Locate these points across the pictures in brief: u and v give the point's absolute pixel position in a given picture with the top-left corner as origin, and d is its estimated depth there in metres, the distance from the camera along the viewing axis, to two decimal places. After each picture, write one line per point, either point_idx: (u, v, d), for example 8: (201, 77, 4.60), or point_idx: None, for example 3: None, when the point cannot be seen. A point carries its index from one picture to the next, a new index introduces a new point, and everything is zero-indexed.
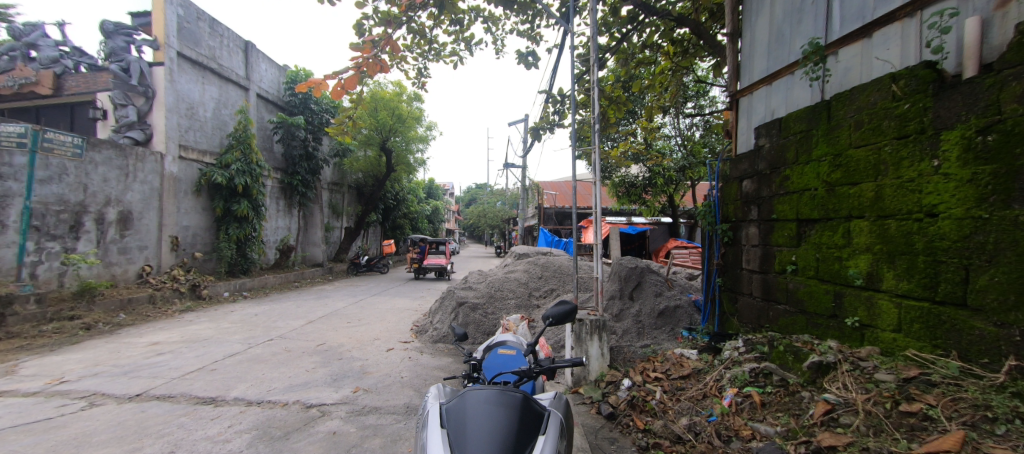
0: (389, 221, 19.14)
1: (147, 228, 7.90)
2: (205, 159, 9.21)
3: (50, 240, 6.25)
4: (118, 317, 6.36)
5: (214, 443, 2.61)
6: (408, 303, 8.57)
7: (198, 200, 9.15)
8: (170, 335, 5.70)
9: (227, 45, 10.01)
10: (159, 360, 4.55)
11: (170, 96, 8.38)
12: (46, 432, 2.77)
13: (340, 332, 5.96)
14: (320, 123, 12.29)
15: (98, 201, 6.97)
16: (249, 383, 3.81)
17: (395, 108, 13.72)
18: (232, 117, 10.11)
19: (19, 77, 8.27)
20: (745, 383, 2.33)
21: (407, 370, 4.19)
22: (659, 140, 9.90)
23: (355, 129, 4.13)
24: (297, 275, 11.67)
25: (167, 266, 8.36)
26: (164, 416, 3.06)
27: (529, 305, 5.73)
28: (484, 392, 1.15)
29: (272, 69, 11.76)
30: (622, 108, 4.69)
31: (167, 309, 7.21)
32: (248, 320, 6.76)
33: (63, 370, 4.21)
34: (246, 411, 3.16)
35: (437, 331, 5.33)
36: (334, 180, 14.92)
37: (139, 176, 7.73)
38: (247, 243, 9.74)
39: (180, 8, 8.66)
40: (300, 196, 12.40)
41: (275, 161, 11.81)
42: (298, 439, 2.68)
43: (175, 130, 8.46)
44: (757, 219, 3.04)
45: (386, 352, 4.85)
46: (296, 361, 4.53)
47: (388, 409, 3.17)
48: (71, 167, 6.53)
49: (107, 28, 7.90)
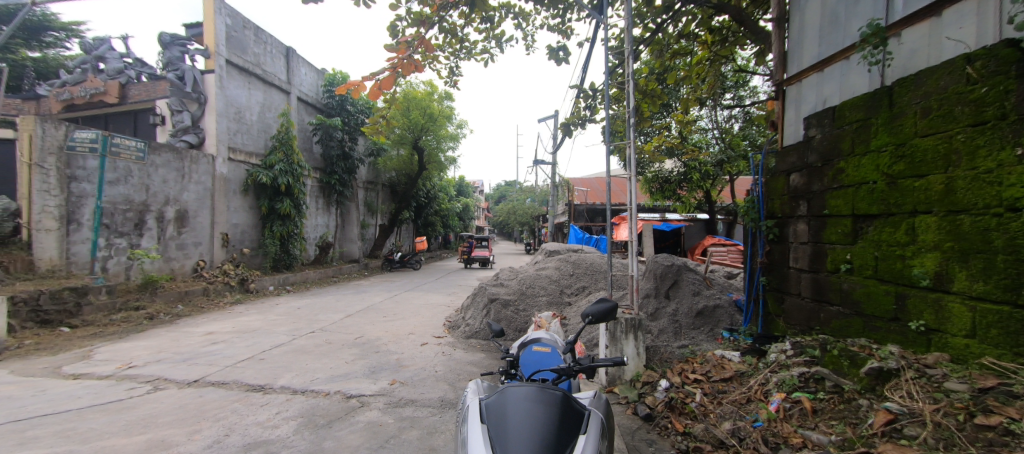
0: (421, 218, 19.57)
1: (201, 226, 8.47)
2: (251, 160, 9.77)
3: (118, 237, 6.83)
4: (176, 307, 6.87)
5: (264, 428, 2.77)
6: (440, 299, 8.73)
7: (246, 199, 9.70)
8: (222, 326, 6.09)
9: (269, 51, 10.51)
10: (214, 349, 4.88)
11: (221, 101, 8.90)
12: (119, 412, 3.04)
13: (376, 326, 6.15)
14: (357, 124, 12.70)
15: (159, 200, 7.54)
16: (294, 373, 4.01)
17: (427, 107, 13.95)
18: (274, 119, 10.63)
19: (91, 87, 9.02)
20: (794, 387, 2.21)
21: (441, 364, 4.27)
22: (695, 133, 9.54)
23: (389, 129, 4.22)
24: (335, 270, 12.15)
25: (219, 260, 8.94)
26: (219, 401, 3.27)
27: (560, 303, 5.68)
28: (524, 390, 1.15)
29: (311, 74, 12.27)
30: (657, 101, 4.52)
31: (219, 301, 7.72)
32: (292, 313, 7.11)
33: (131, 355, 4.60)
34: (292, 399, 3.33)
35: (470, 327, 5.39)
36: (369, 178, 15.39)
37: (194, 176, 8.29)
38: (290, 240, 10.25)
39: (229, 18, 9.18)
40: (337, 194, 12.88)
41: (315, 162, 12.32)
42: (341, 427, 2.80)
43: (224, 133, 9.00)
44: (806, 215, 2.86)
45: (421, 346, 4.96)
46: (336, 352, 4.73)
47: (424, 402, 3.25)
48: (136, 169, 7.09)
49: (164, 40, 8.56)
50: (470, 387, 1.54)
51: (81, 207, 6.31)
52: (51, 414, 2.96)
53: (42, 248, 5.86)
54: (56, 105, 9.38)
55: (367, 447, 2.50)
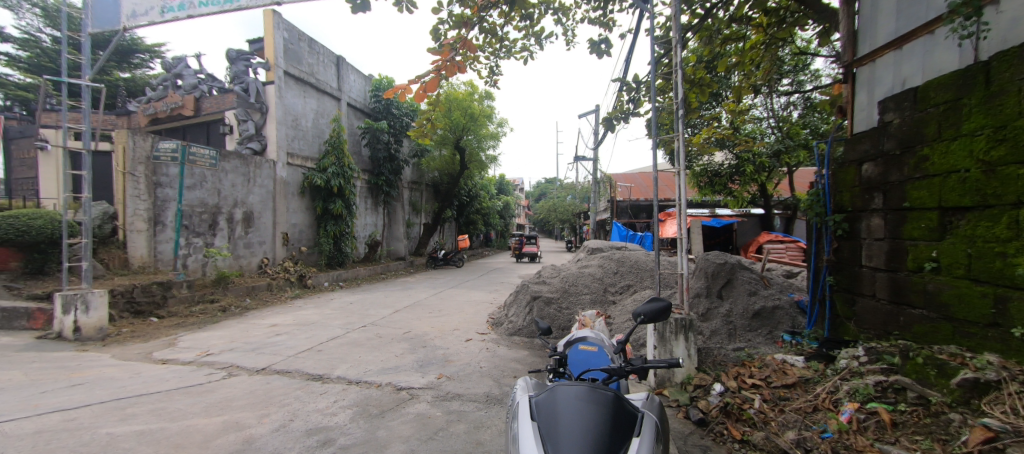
0: (463, 217, 19.93)
1: (264, 226, 9.15)
2: (307, 164, 10.41)
3: (196, 236, 7.53)
4: (244, 301, 7.48)
5: (324, 415, 2.95)
6: (483, 296, 8.85)
7: (303, 201, 10.35)
8: (284, 319, 6.54)
9: (322, 61, 11.12)
10: (277, 340, 5.26)
11: (280, 110, 9.55)
12: (200, 395, 3.37)
13: (423, 321, 6.34)
14: (402, 127, 13.14)
15: (229, 203, 8.23)
16: (348, 364, 4.24)
17: (468, 107, 14.16)
18: (327, 125, 11.25)
19: (172, 102, 10.00)
20: (870, 398, 2.03)
21: (486, 360, 4.33)
22: (748, 124, 8.98)
23: (432, 130, 4.30)
24: (383, 268, 12.67)
25: (280, 257, 9.61)
26: (283, 388, 3.52)
27: (604, 301, 5.58)
28: (574, 390, 1.15)
29: (359, 80, 12.83)
30: (706, 91, 4.28)
31: (281, 295, 8.30)
32: (345, 307, 7.51)
33: (208, 344, 5.07)
34: (348, 389, 3.52)
35: (513, 324, 5.42)
36: (414, 179, 15.89)
37: (259, 180, 8.97)
38: (343, 239, 10.81)
39: (286, 32, 9.80)
40: (384, 195, 13.41)
41: (363, 164, 12.88)
42: (392, 418, 2.92)
43: (283, 139, 9.64)
44: (882, 209, 2.61)
45: (466, 342, 5.06)
46: (386, 346, 4.93)
47: (470, 397, 3.31)
48: (209, 175, 7.78)
49: (231, 55, 9.29)
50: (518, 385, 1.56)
51: (164, 210, 7.01)
52: (145, 394, 3.32)
53: (133, 247, 6.59)
54: (143, 120, 10.49)
55: (417, 438, 2.58)
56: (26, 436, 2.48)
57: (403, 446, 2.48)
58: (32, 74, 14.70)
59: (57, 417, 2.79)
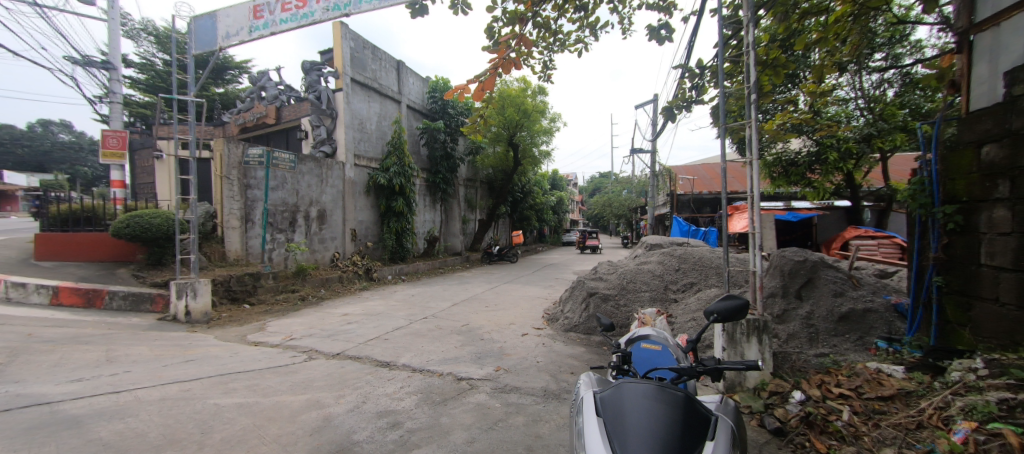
0: (517, 213, 20.09)
1: (336, 223, 9.87)
2: (372, 164, 11.08)
3: (279, 233, 8.33)
4: (320, 291, 8.16)
5: (393, 399, 3.15)
6: (538, 291, 8.88)
7: (369, 199, 11.04)
8: (353, 309, 7.03)
9: (384, 66, 11.72)
10: (349, 328, 5.68)
11: (348, 114, 10.22)
12: (286, 374, 3.74)
13: (479, 315, 6.50)
14: (457, 125, 13.50)
15: (306, 202, 8.99)
16: (412, 353, 4.46)
17: (521, 103, 14.22)
18: (389, 127, 11.86)
19: (257, 112, 11.11)
20: (990, 417, 1.76)
21: (543, 355, 4.34)
22: (831, 106, 8.07)
23: (487, 127, 4.36)
24: (441, 262, 13.14)
25: (349, 252, 10.33)
26: (355, 373, 3.80)
27: (665, 300, 5.35)
28: (642, 388, 1.12)
29: (418, 82, 13.35)
30: (782, 72, 3.88)
31: (350, 287, 8.92)
32: (407, 300, 7.91)
33: (291, 330, 5.59)
34: (413, 376, 3.72)
35: (569, 320, 5.37)
36: (469, 176, 16.27)
37: (331, 181, 9.69)
38: (404, 235, 11.36)
39: (352, 41, 10.44)
40: (442, 192, 13.88)
41: (422, 163, 13.40)
42: (454, 406, 3.03)
43: (351, 142, 10.33)
44: (1008, 199, 2.23)
45: (522, 336, 5.12)
46: (446, 337, 5.13)
47: (528, 391, 3.35)
48: (288, 177, 8.54)
49: (306, 67, 10.09)
50: (582, 380, 1.54)
51: (253, 209, 7.83)
52: (241, 372, 3.75)
53: (230, 242, 7.43)
54: (235, 129, 11.76)
55: (477, 427, 2.66)
56: (154, 402, 2.91)
57: (464, 433, 2.57)
58: (149, 94, 17.08)
59: (175, 387, 3.24)
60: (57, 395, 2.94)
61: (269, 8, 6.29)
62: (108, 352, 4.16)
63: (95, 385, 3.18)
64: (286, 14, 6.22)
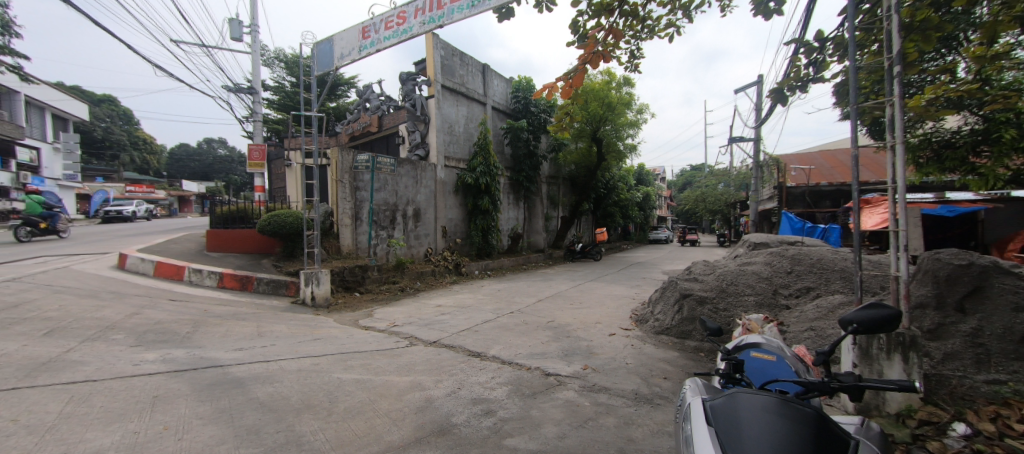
0: (600, 209, 19.59)
1: (429, 221, 10.61)
2: (460, 164, 11.71)
3: (382, 230, 9.23)
4: (416, 283, 8.90)
5: (485, 388, 3.30)
6: (624, 290, 8.57)
7: (458, 198, 11.66)
8: (445, 301, 7.51)
9: (471, 71, 12.24)
10: (442, 318, 6.09)
11: (439, 119, 10.90)
12: (392, 357, 4.14)
13: (565, 312, 6.49)
14: (540, 123, 13.58)
15: (404, 202, 9.81)
16: (501, 346, 4.62)
17: (606, 96, 13.78)
18: (475, 128, 12.37)
19: (363, 122, 12.40)
20: None
21: (632, 356, 4.19)
22: (1007, 73, 6.42)
23: (572, 123, 4.29)
24: (525, 259, 13.37)
25: (441, 247, 11.04)
26: (450, 360, 4.06)
27: (774, 306, 4.77)
28: (760, 401, 1.03)
29: (502, 83, 13.71)
30: (939, 35, 3.16)
31: (441, 280, 9.56)
32: (494, 294, 8.22)
33: (393, 317, 6.18)
34: (503, 368, 3.85)
35: (659, 323, 5.10)
36: (552, 173, 16.23)
37: (424, 181, 10.43)
38: (490, 232, 11.77)
39: (443, 50, 11.07)
40: (525, 190, 14.09)
41: (506, 162, 13.70)
42: (544, 400, 3.08)
43: (441, 145, 11.03)
44: None
45: (609, 336, 4.99)
46: (533, 333, 5.21)
47: (618, 392, 3.25)
48: (388, 179, 9.38)
49: (403, 78, 10.96)
50: (686, 386, 1.49)
51: (362, 208, 8.75)
52: (356, 352, 4.23)
53: (344, 238, 8.43)
54: (346, 138, 13.28)
55: (568, 424, 2.67)
56: (293, 372, 3.44)
57: (555, 428, 2.59)
58: (281, 112, 20.13)
59: (306, 361, 3.78)
60: (226, 359, 3.64)
61: (375, 28, 6.98)
62: (257, 327, 5.01)
63: (250, 354, 3.86)
64: (389, 31, 6.83)
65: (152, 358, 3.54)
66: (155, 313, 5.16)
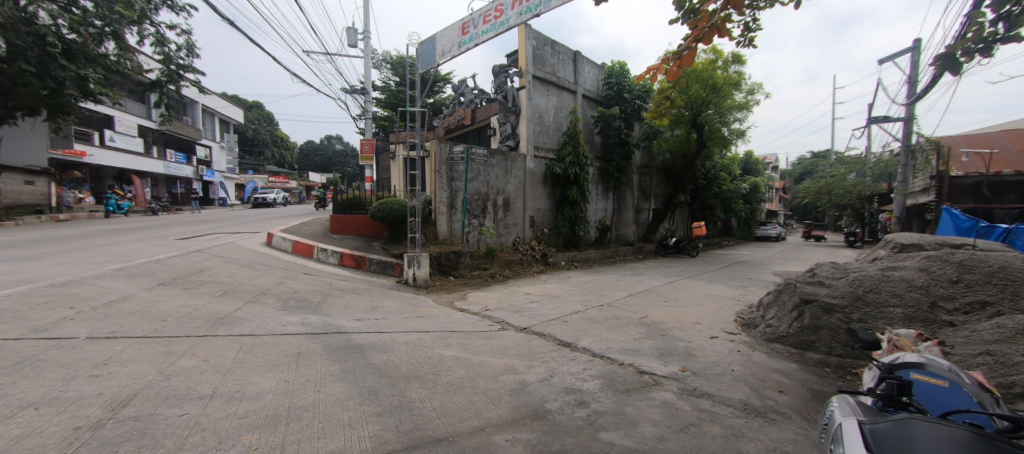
0: (698, 202, 18.11)
1: (517, 211, 10.81)
2: (549, 155, 11.67)
3: (474, 218, 9.66)
4: (504, 271, 9.22)
5: (578, 379, 3.28)
6: (727, 291, 7.80)
7: (546, 188, 11.66)
8: (533, 289, 7.63)
9: (563, 59, 12.04)
10: (531, 306, 6.20)
11: (529, 110, 10.97)
12: (487, 339, 4.33)
13: (659, 310, 6.14)
14: (634, 110, 12.78)
15: (495, 191, 10.13)
16: (591, 338, 4.55)
17: (710, 77, 12.50)
18: (565, 118, 12.16)
19: (458, 115, 12.99)
20: None
21: (739, 363, 3.81)
22: None
23: (672, 108, 3.89)
24: (613, 252, 12.97)
25: (528, 236, 11.17)
26: (541, 348, 4.12)
27: (930, 321, 3.90)
28: (941, 433, 0.92)
29: (594, 70, 13.25)
30: None
31: (529, 269, 9.75)
32: (583, 286, 8.12)
33: (485, 302, 6.47)
34: (594, 361, 3.79)
35: (773, 330, 4.54)
36: (645, 163, 15.30)
37: (514, 171, 10.62)
38: (578, 223, 11.54)
39: (534, 40, 11.05)
40: (615, 181, 13.53)
41: (596, 151, 13.32)
42: (640, 398, 2.95)
43: (532, 135, 11.10)
44: None
45: (711, 339, 4.61)
46: (626, 328, 5.03)
47: (724, 400, 2.98)
48: (480, 170, 9.74)
49: (496, 71, 11.22)
50: (837, 403, 1.45)
51: (456, 197, 9.24)
52: (453, 331, 4.51)
53: (440, 225, 9.01)
54: (442, 131, 14.07)
55: (667, 426, 2.53)
56: (402, 344, 3.79)
57: (653, 429, 2.48)
58: (388, 109, 22.04)
59: (412, 335, 4.15)
60: (349, 327, 4.15)
61: (474, 23, 7.23)
62: (370, 302, 5.63)
63: (367, 325, 4.35)
64: (487, 25, 7.03)
65: (295, 320, 4.20)
66: (294, 284, 6.09)
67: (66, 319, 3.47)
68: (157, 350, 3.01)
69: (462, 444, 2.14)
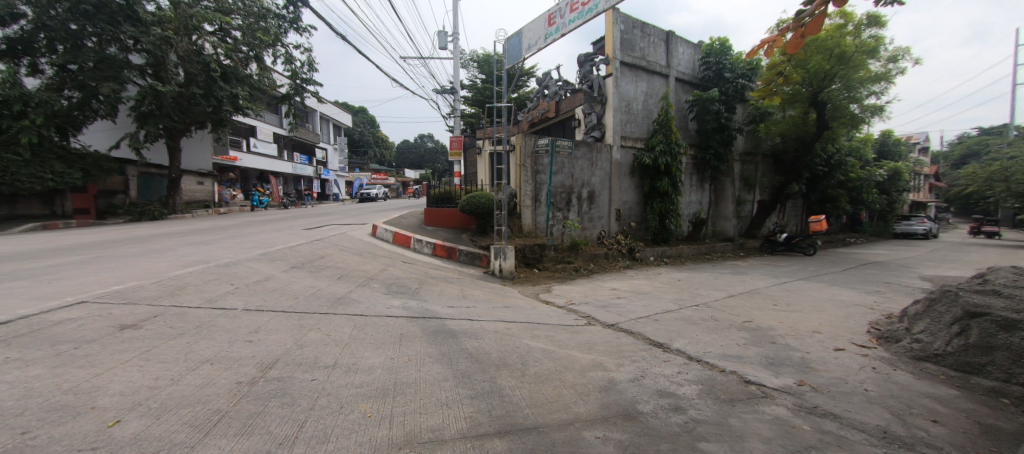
0: (816, 192, 15.77)
1: (603, 203, 10.48)
2: (638, 144, 11.09)
3: (558, 211, 9.59)
4: (589, 265, 9.08)
5: (672, 382, 3.07)
6: (856, 296, 6.67)
7: (634, 179, 11.10)
8: (620, 285, 7.37)
9: (654, 41, 11.29)
10: (618, 302, 6.00)
11: (616, 98, 10.49)
12: (573, 333, 4.29)
13: (767, 313, 5.49)
14: (737, 90, 11.48)
15: (579, 184, 9.94)
16: (687, 340, 4.24)
17: (836, 46, 10.72)
18: (656, 104, 11.41)
19: (542, 108, 12.96)
20: None
21: (874, 382, 3.24)
22: None
23: (787, 85, 3.36)
24: (708, 248, 11.97)
25: (614, 231, 10.76)
26: (631, 346, 3.95)
27: None
28: None
29: (689, 50, 12.20)
30: None
31: (615, 264, 9.47)
32: (675, 283, 7.61)
33: (570, 295, 6.41)
34: (689, 364, 3.52)
35: (924, 346, 3.77)
36: (750, 149, 13.71)
37: (600, 163, 10.31)
38: (669, 216, 10.80)
39: (623, 24, 10.53)
40: (712, 170, 12.39)
41: (690, 138, 12.35)
42: (746, 411, 2.66)
43: (619, 124, 10.64)
44: None
45: (836, 351, 3.98)
46: (727, 332, 4.59)
47: (855, 424, 2.55)
48: (565, 162, 9.61)
49: (581, 60, 10.94)
50: None
51: (541, 190, 9.27)
52: (540, 323, 4.55)
53: (524, 218, 9.11)
54: (526, 125, 14.20)
55: (782, 445, 2.24)
56: (491, 332, 3.93)
57: (764, 446, 2.22)
58: (475, 107, 22.88)
59: (501, 324, 4.27)
60: (443, 313, 4.43)
61: (561, 13, 7.14)
62: (460, 290, 5.93)
63: (459, 312, 4.59)
64: (574, 13, 6.90)
65: (397, 304, 4.60)
66: (395, 271, 6.67)
67: (229, 293, 4.25)
68: (292, 323, 3.53)
69: (552, 436, 2.14)
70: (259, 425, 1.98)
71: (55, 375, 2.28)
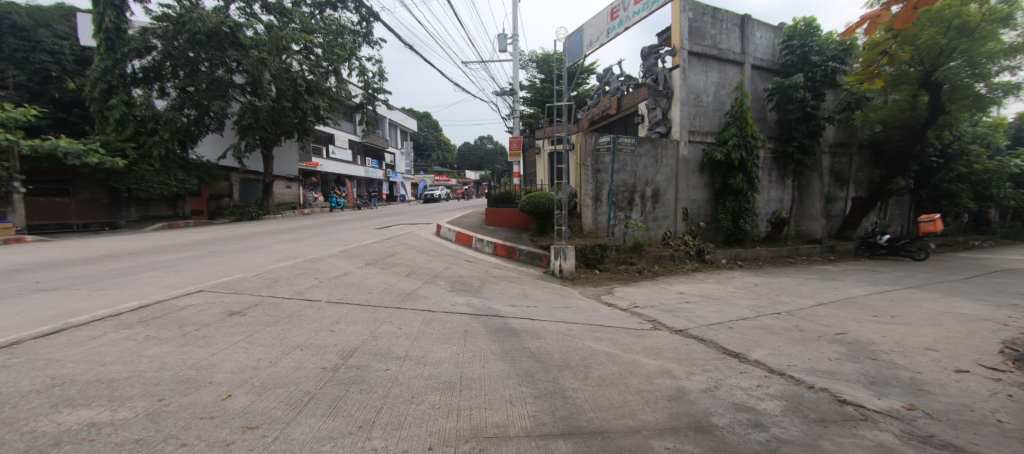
0: (928, 187, 13.66)
1: (668, 202, 9.99)
2: (708, 139, 10.38)
3: (621, 210, 9.31)
4: (653, 267, 8.72)
5: (751, 395, 2.84)
6: (983, 309, 5.67)
7: (703, 176, 10.41)
8: (689, 288, 6.99)
9: (726, 27, 10.51)
10: (687, 306, 5.68)
11: (684, 91, 9.91)
12: (638, 337, 4.13)
13: (864, 325, 4.88)
14: (826, 75, 10.31)
15: (643, 182, 9.55)
16: (768, 350, 3.90)
17: (954, 16, 9.19)
18: (729, 95, 10.59)
19: (603, 105, 12.65)
20: None
21: (1010, 413, 2.73)
22: None
23: (891, 66, 2.94)
24: (790, 250, 10.91)
25: (681, 231, 10.20)
26: (702, 354, 3.72)
27: None
28: None
29: (768, 34, 11.16)
30: None
31: (682, 267, 8.99)
32: (751, 288, 7.03)
33: (633, 298, 6.19)
34: (771, 377, 3.23)
35: None
36: (843, 140, 12.24)
37: (665, 159, 9.82)
38: (743, 216, 9.98)
39: (691, 12, 9.93)
40: (796, 165, 11.25)
41: (769, 130, 11.31)
42: (841, 433, 2.39)
43: (686, 118, 10.04)
44: None
45: (956, 373, 3.43)
46: (816, 344, 4.14)
47: None
48: (628, 160, 9.30)
49: (645, 53, 10.51)
50: None
51: (602, 190, 9.06)
52: (602, 325, 4.45)
53: (585, 217, 8.96)
54: (587, 123, 13.96)
55: None
56: (553, 332, 3.92)
57: None
58: (535, 107, 22.93)
59: (562, 325, 4.24)
60: (504, 312, 4.50)
61: (624, 6, 7.02)
62: (521, 290, 5.99)
63: (520, 311, 4.64)
64: (638, 5, 6.80)
65: (461, 302, 4.76)
66: (458, 269, 6.91)
67: (314, 286, 4.68)
68: (367, 316, 3.79)
69: (619, 442, 2.08)
70: (343, 408, 2.15)
71: (182, 352, 2.67)
